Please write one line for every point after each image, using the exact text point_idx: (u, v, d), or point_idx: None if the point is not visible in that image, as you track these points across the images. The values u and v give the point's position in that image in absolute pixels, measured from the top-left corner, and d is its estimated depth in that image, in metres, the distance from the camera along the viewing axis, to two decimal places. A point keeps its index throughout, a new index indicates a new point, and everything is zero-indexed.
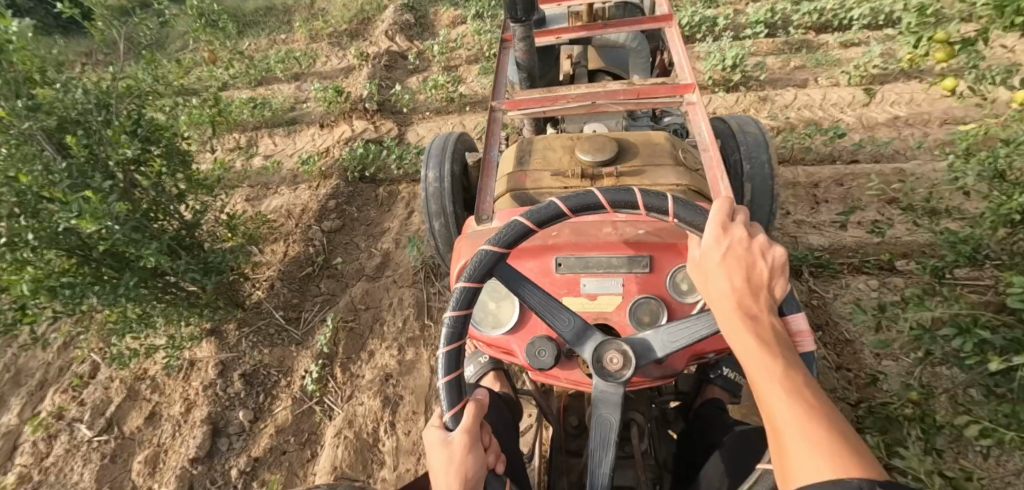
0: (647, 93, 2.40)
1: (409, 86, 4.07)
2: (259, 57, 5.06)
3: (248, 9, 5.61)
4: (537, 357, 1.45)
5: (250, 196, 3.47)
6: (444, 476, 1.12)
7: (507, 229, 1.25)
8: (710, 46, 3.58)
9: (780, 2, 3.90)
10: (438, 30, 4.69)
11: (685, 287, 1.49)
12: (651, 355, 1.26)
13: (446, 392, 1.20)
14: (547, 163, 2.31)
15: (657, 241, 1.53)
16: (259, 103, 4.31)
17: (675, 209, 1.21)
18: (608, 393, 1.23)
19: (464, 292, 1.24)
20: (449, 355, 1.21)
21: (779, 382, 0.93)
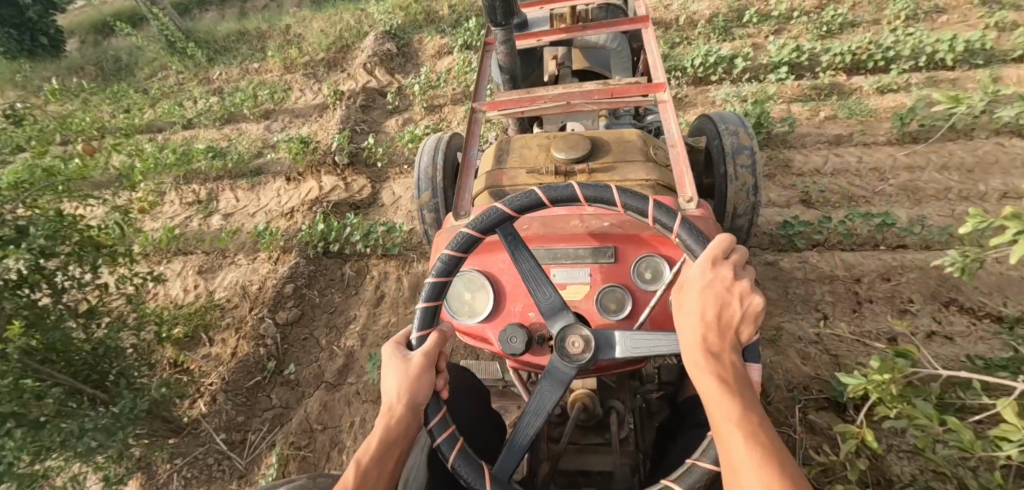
0: (619, 92, 2.31)
1: (387, 134, 3.62)
2: (228, 90, 4.63)
3: (220, 34, 5.18)
4: (508, 341, 1.51)
5: (203, 267, 3.06)
6: (394, 379, 1.24)
7: (523, 196, 1.34)
8: (730, 93, 3.13)
9: (803, 37, 3.48)
10: (422, 62, 4.25)
11: (651, 276, 1.56)
12: (610, 352, 1.35)
13: (420, 315, 1.34)
14: (523, 161, 2.25)
15: (623, 231, 1.64)
16: (225, 149, 3.90)
17: (681, 230, 1.26)
18: (562, 370, 1.31)
19: (465, 237, 1.36)
20: (435, 284, 1.36)
21: (740, 429, 0.93)
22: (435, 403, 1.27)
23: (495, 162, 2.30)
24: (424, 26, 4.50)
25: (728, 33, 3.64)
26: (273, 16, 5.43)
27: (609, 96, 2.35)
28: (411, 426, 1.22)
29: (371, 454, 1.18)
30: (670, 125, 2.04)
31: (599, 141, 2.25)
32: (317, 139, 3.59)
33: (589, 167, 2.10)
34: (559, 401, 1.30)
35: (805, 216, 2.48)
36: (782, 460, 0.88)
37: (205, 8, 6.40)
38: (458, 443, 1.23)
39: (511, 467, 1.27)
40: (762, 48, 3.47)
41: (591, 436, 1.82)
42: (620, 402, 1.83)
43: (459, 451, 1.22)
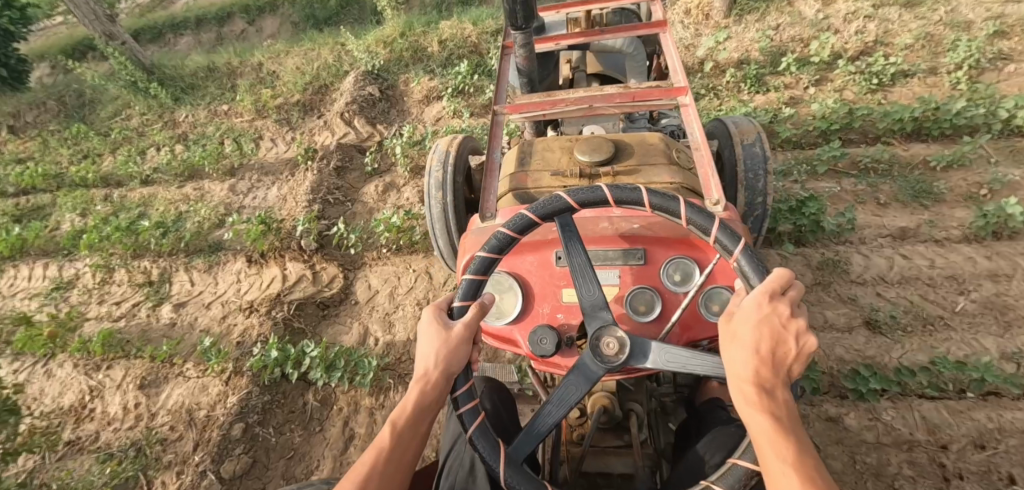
0: (641, 96, 2.19)
1: (364, 203, 3.11)
2: (194, 137, 4.15)
3: (188, 68, 4.68)
4: (539, 342, 1.44)
5: (146, 381, 2.61)
6: (431, 345, 1.27)
7: (587, 190, 1.28)
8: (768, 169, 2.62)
9: (849, 92, 2.96)
10: (408, 109, 3.75)
11: (681, 278, 1.47)
12: (640, 361, 1.25)
13: (466, 287, 1.33)
14: (545, 164, 2.12)
15: (655, 233, 1.53)
16: (185, 219, 3.45)
17: (739, 254, 1.18)
18: (594, 369, 1.25)
19: (524, 219, 1.30)
20: (485, 260, 1.32)
21: (794, 471, 0.90)
22: (465, 377, 1.28)
23: (517, 166, 2.18)
24: (410, 65, 3.99)
25: (761, 83, 3.13)
26: (247, 47, 4.92)
27: (631, 100, 2.23)
28: (440, 395, 1.25)
29: (406, 416, 1.24)
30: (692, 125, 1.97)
31: (621, 145, 2.09)
32: (284, 214, 3.10)
33: (615, 170, 1.99)
34: (583, 399, 1.24)
35: (866, 347, 2.01)
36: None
37: (179, 33, 5.93)
38: (478, 417, 1.23)
39: (529, 448, 1.23)
40: (802, 104, 2.95)
41: (609, 438, 1.76)
42: (637, 404, 1.78)
43: (479, 425, 1.23)
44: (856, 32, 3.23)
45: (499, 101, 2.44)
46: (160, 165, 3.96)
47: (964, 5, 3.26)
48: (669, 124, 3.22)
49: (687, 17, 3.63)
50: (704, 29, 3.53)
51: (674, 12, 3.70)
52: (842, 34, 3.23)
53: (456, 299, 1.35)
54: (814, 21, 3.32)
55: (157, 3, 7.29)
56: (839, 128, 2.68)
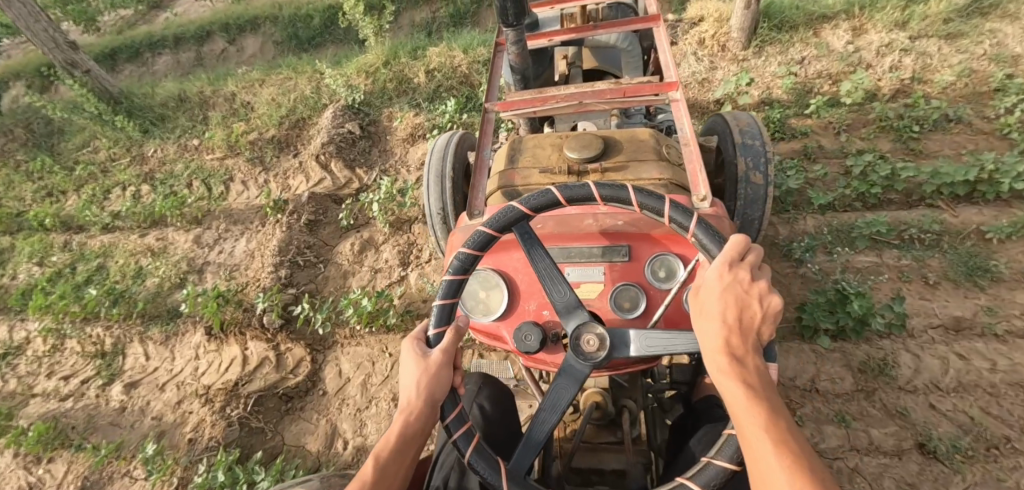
0: (632, 92, 2.13)
1: (338, 265, 2.77)
2: (161, 176, 3.81)
3: (159, 96, 4.35)
4: (522, 339, 1.46)
5: (86, 483, 2.30)
6: (413, 375, 1.23)
7: (539, 195, 1.32)
8: (799, 245, 2.22)
9: (884, 142, 2.60)
10: (391, 148, 3.39)
11: (664, 274, 1.51)
12: (623, 350, 1.28)
13: (438, 311, 1.32)
14: (535, 161, 2.08)
15: (638, 229, 1.59)
16: (145, 277, 3.13)
17: (696, 228, 1.25)
18: (576, 367, 1.27)
19: (482, 235, 1.35)
20: (453, 281, 1.34)
21: (767, 431, 0.93)
22: (453, 396, 1.27)
23: (507, 163, 2.14)
24: (394, 98, 3.64)
25: (785, 126, 2.76)
26: (223, 73, 4.59)
27: (621, 96, 2.19)
28: (428, 424, 1.21)
29: (389, 448, 1.17)
30: (682, 123, 1.99)
31: (611, 140, 2.08)
32: (249, 281, 2.78)
33: (603, 166, 1.96)
34: (575, 397, 1.26)
35: (920, 480, 1.68)
36: (805, 458, 0.89)
37: (158, 52, 5.63)
38: (473, 441, 1.21)
39: (530, 460, 1.22)
40: (831, 155, 2.58)
41: (604, 434, 1.79)
42: (632, 401, 1.81)
43: (475, 447, 1.20)
44: (890, 69, 2.86)
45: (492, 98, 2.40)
46: (123, 210, 3.63)
47: (1013, 35, 2.83)
48: (664, 120, 3.05)
49: (700, 47, 3.25)
50: (720, 62, 3.14)
51: (685, 43, 3.34)
52: (873, 71, 2.87)
53: (430, 326, 1.33)
54: (842, 54, 2.95)
55: (140, 18, 6.99)
56: (880, 192, 2.32)
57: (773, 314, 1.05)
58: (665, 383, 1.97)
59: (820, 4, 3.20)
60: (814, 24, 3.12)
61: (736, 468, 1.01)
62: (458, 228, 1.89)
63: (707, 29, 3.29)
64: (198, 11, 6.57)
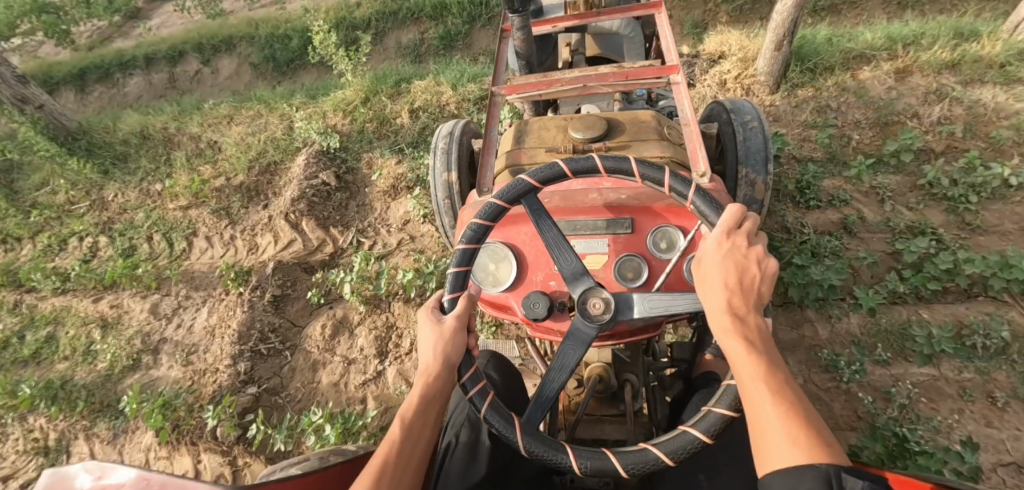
0: (634, 75, 1.90)
1: (307, 354, 2.43)
2: (120, 227, 3.43)
3: (121, 132, 3.96)
4: (531, 307, 1.44)
5: None
6: (429, 341, 1.20)
7: (546, 168, 1.31)
8: (847, 362, 1.89)
9: (935, 215, 2.24)
10: (370, 202, 3.00)
11: (665, 245, 1.48)
12: (627, 313, 1.27)
13: (452, 280, 1.29)
14: (540, 140, 1.89)
15: (642, 202, 1.53)
16: (96, 357, 2.79)
17: (695, 196, 1.23)
18: (583, 331, 1.24)
19: (493, 207, 1.32)
20: (466, 251, 1.32)
21: (766, 384, 0.95)
22: (469, 356, 1.24)
23: (515, 143, 1.93)
24: (375, 141, 3.26)
25: (820, 187, 2.40)
26: (192, 104, 4.20)
27: (624, 79, 1.95)
28: (447, 386, 1.19)
29: (413, 410, 1.16)
30: (683, 104, 1.78)
31: (613, 122, 1.89)
32: (209, 371, 2.44)
33: (606, 145, 1.79)
34: (580, 360, 1.23)
35: None
36: (802, 408, 0.92)
37: (129, 73, 5.21)
38: (489, 397, 1.19)
39: (540, 415, 1.19)
40: (875, 229, 2.23)
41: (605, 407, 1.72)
42: (634, 376, 1.75)
43: (490, 403, 1.18)
44: (939, 121, 2.47)
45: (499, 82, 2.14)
46: (73, 267, 3.26)
47: None
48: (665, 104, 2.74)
49: (721, 89, 2.87)
50: None
51: (704, 83, 2.96)
52: (919, 123, 2.49)
53: (445, 292, 1.30)
54: (883, 104, 2.56)
55: (115, 31, 6.54)
56: (938, 289, 1.98)
57: (770, 278, 1.06)
58: (665, 361, 1.95)
59: (856, 40, 2.82)
60: (850, 65, 2.75)
61: (733, 415, 1.06)
62: (467, 204, 1.75)
63: (729, 69, 2.90)
64: (175, 25, 6.16)
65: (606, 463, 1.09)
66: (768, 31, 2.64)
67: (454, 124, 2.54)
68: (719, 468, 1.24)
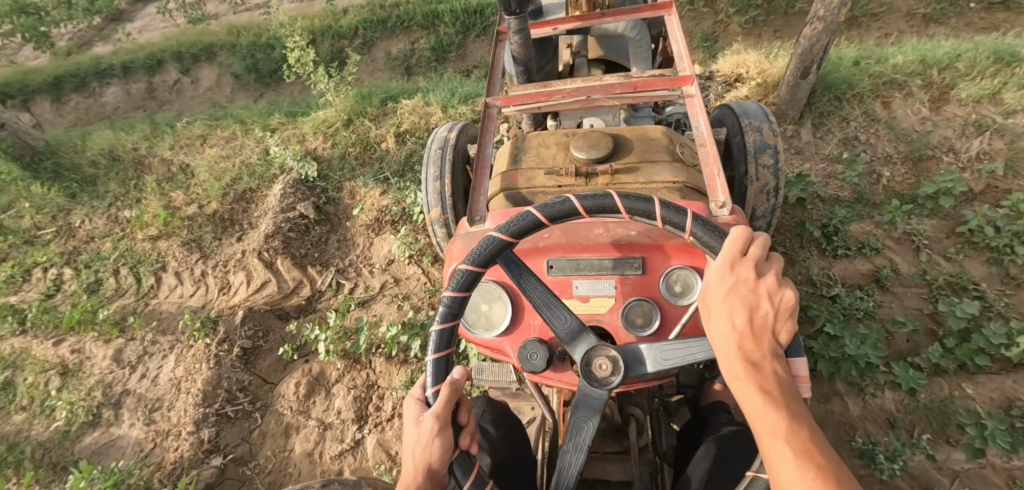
0: (642, 87, 1.65)
1: (279, 416, 2.22)
2: (85, 257, 3.10)
3: (90, 152, 3.66)
4: (526, 358, 1.13)
5: None
6: (409, 446, 0.93)
7: (516, 220, 0.97)
8: (884, 448, 1.70)
9: (977, 266, 2.01)
10: (352, 237, 2.77)
11: (681, 289, 1.16)
12: (639, 369, 0.97)
13: (433, 368, 0.97)
14: (539, 161, 1.58)
15: (654, 239, 1.20)
16: (54, 410, 2.50)
17: (692, 226, 0.93)
18: (590, 401, 0.95)
19: (465, 275, 0.98)
20: (442, 333, 0.98)
21: (792, 449, 0.75)
22: (464, 461, 0.93)
23: (510, 162, 1.61)
24: (359, 168, 3.03)
25: (848, 235, 2.19)
26: (166, 121, 3.93)
27: (631, 91, 1.68)
28: None
29: None
30: (697, 120, 1.51)
31: (618, 138, 1.57)
32: (172, 435, 2.22)
33: (612, 168, 1.48)
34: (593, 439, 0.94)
35: None
36: (842, 482, 0.71)
37: (105, 82, 4.84)
38: None
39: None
40: (908, 283, 2.02)
41: (604, 442, 1.41)
42: (640, 409, 1.42)
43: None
44: (978, 157, 2.25)
45: (494, 91, 1.86)
46: (26, 304, 2.94)
47: None
48: (673, 111, 2.34)
49: None
50: None
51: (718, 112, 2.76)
52: (954, 162, 2.28)
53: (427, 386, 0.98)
54: (917, 136, 2.37)
55: (94, 34, 6.17)
56: (986, 363, 1.78)
57: (791, 307, 0.82)
58: (670, 387, 1.52)
59: (886, 62, 2.65)
60: (880, 91, 2.57)
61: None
62: (455, 233, 1.41)
63: (747, 94, 2.75)
64: (156, 30, 5.88)
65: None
66: (792, 55, 2.44)
67: (450, 128, 2.28)
68: None
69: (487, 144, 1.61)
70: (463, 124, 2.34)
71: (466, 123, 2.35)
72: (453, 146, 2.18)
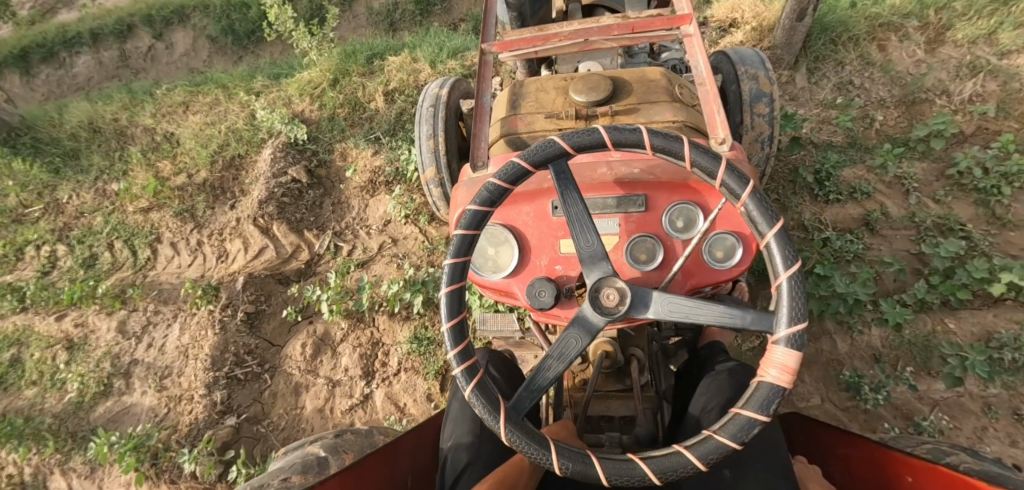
0: (640, 27, 1.62)
1: (288, 376, 2.28)
2: (77, 233, 3.05)
3: (68, 124, 3.52)
4: (535, 295, 1.14)
5: None
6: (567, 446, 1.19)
7: (585, 132, 1.01)
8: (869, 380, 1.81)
9: (964, 206, 2.06)
10: (347, 199, 2.75)
11: (683, 224, 1.19)
12: (643, 309, 0.98)
13: (457, 242, 1.04)
14: (538, 105, 1.57)
15: (657, 176, 1.23)
16: (65, 382, 2.54)
17: (749, 198, 0.94)
18: (592, 322, 0.99)
19: (516, 168, 1.03)
20: (477, 214, 1.04)
21: None
22: (458, 329, 1.01)
23: (510, 108, 1.60)
24: (349, 129, 2.98)
25: (839, 178, 2.22)
26: (145, 89, 3.79)
27: (629, 32, 1.66)
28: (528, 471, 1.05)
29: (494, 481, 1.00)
30: (697, 59, 1.50)
31: (617, 80, 1.55)
32: (184, 399, 2.27)
33: (613, 109, 1.47)
34: (582, 350, 0.99)
35: None
36: None
37: (75, 51, 4.59)
38: (468, 360, 0.99)
39: (530, 403, 0.98)
40: (898, 225, 2.07)
41: (608, 381, 1.45)
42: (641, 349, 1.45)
43: (476, 382, 0.97)
44: (971, 99, 2.26)
45: (489, 38, 1.82)
46: (19, 283, 2.90)
47: None
48: (669, 57, 2.31)
49: None
50: None
51: None
52: (946, 104, 2.29)
53: (447, 256, 1.05)
54: (911, 80, 2.38)
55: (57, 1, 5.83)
56: (968, 299, 1.86)
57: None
58: (668, 329, 1.59)
59: (882, 3, 2.60)
60: (876, 33, 2.54)
61: (735, 447, 0.85)
62: (458, 181, 1.41)
63: (742, 40, 2.71)
64: None
65: (586, 469, 0.88)
66: None
67: (443, 83, 2.24)
68: (747, 464, 1.04)
69: (485, 92, 1.61)
70: (457, 78, 2.30)
71: (460, 78, 2.31)
72: (447, 101, 2.15)
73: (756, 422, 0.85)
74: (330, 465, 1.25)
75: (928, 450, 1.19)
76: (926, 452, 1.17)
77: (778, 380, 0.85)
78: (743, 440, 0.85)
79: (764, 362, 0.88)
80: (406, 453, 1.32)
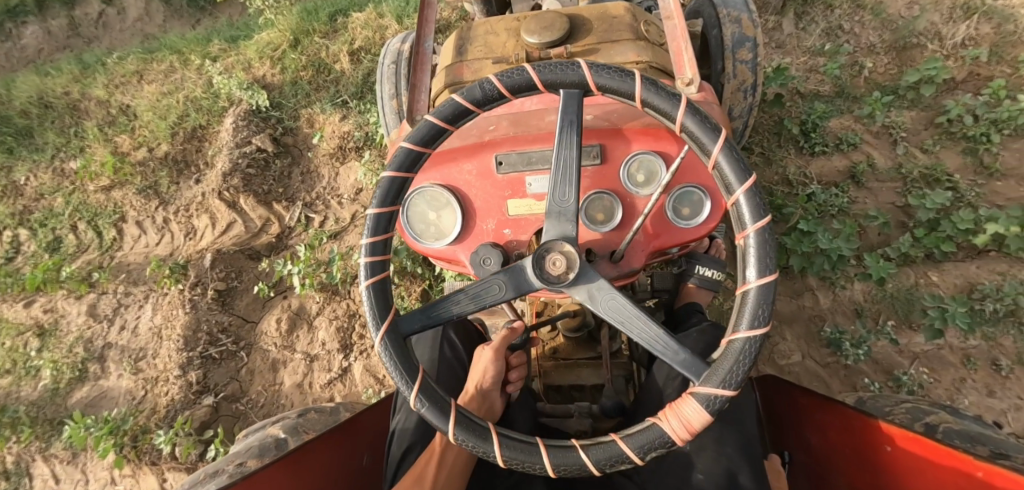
0: None
1: (264, 352, 2.24)
2: (38, 215, 2.92)
3: (15, 98, 3.30)
4: (480, 263, 1.07)
5: None
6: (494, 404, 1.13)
7: (620, 75, 0.92)
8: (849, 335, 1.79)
9: (952, 155, 2.00)
10: (316, 168, 2.63)
11: (644, 178, 1.10)
12: (584, 281, 0.92)
13: (422, 128, 0.98)
14: (487, 49, 1.45)
15: (612, 122, 1.18)
16: (38, 370, 2.48)
17: (752, 232, 0.86)
18: (527, 283, 0.93)
19: (525, 77, 0.95)
20: (456, 107, 0.97)
21: None
22: (384, 218, 0.98)
23: (456, 53, 1.47)
24: (315, 93, 2.81)
25: (825, 130, 2.14)
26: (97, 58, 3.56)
27: None
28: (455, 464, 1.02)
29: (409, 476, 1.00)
30: None
31: (576, 18, 1.43)
32: (160, 381, 2.23)
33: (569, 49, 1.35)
34: (502, 301, 0.94)
35: None
36: None
37: (20, 20, 4.25)
38: (382, 255, 0.98)
39: (418, 325, 0.97)
40: (884, 177, 2.01)
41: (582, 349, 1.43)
42: None
43: (377, 279, 0.97)
44: (963, 43, 2.15)
45: None
46: None
47: None
48: None
49: None
50: None
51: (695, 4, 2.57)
52: (939, 48, 2.18)
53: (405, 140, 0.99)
54: (902, 23, 2.26)
55: None
56: (952, 251, 1.82)
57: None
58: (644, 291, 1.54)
59: None
60: None
61: (593, 471, 0.83)
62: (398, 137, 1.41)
63: None
64: None
65: (440, 421, 0.88)
66: None
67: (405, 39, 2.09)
68: None
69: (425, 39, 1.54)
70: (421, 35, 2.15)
71: None
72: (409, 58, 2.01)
73: (625, 458, 0.82)
74: (289, 445, 1.22)
75: (905, 410, 1.17)
76: (902, 413, 1.15)
77: (673, 431, 0.81)
78: (603, 469, 0.83)
79: (673, 408, 0.83)
80: (369, 429, 1.32)
